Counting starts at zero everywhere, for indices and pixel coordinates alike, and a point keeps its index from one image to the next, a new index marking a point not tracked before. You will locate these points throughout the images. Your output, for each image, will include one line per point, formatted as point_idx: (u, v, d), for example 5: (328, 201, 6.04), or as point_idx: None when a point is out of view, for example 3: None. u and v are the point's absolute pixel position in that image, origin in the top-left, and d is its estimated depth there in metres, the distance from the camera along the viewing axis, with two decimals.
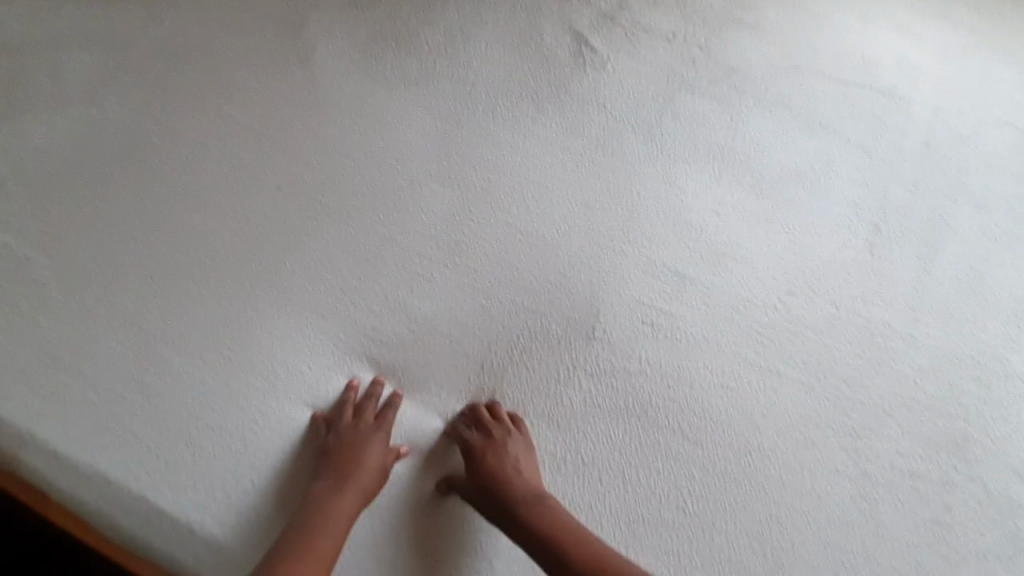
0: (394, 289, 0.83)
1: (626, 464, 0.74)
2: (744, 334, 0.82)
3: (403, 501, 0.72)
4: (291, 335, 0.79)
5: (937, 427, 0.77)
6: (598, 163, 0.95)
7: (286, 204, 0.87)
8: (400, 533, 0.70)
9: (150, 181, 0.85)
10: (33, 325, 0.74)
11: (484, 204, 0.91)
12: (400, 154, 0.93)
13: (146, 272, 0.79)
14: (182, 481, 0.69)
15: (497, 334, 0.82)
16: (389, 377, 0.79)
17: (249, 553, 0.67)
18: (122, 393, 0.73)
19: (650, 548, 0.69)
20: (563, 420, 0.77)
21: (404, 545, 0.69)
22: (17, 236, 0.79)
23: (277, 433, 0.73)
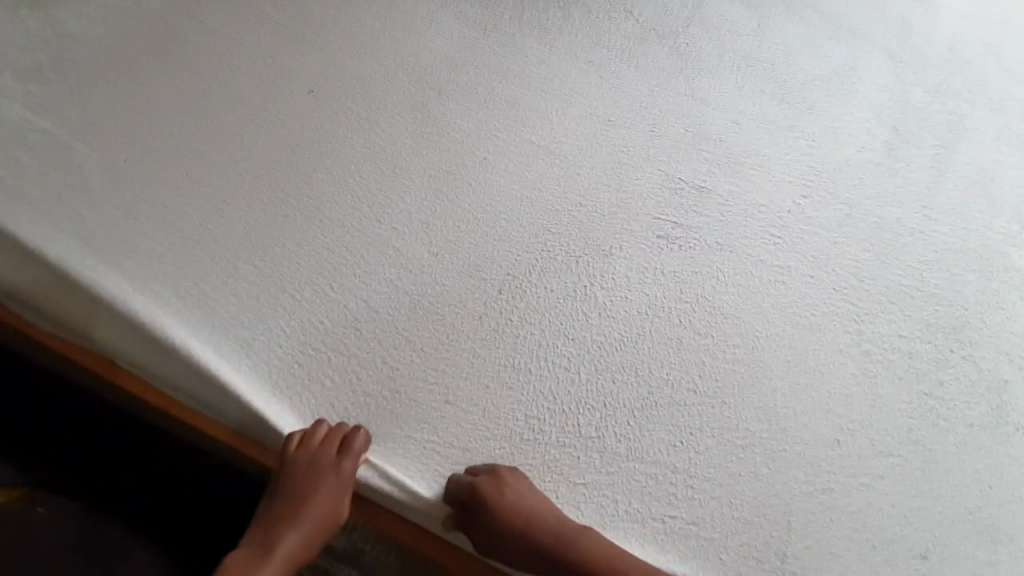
0: (413, 205, 0.82)
1: (636, 366, 0.75)
2: (758, 238, 0.83)
3: (423, 404, 0.72)
4: (320, 236, 0.78)
5: (939, 314, 0.83)
6: (625, 67, 0.95)
7: (317, 106, 0.87)
8: (423, 434, 0.71)
9: (189, 81, 0.85)
10: (79, 214, 0.76)
11: (509, 110, 0.90)
12: (429, 57, 0.93)
13: (183, 169, 0.80)
14: (222, 357, 0.71)
15: (517, 259, 0.80)
16: (404, 283, 0.77)
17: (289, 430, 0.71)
18: (161, 286, 0.74)
19: (663, 425, 0.73)
20: (577, 335, 0.76)
21: (427, 450, 0.71)
22: (63, 127, 0.80)
23: (303, 330, 0.74)
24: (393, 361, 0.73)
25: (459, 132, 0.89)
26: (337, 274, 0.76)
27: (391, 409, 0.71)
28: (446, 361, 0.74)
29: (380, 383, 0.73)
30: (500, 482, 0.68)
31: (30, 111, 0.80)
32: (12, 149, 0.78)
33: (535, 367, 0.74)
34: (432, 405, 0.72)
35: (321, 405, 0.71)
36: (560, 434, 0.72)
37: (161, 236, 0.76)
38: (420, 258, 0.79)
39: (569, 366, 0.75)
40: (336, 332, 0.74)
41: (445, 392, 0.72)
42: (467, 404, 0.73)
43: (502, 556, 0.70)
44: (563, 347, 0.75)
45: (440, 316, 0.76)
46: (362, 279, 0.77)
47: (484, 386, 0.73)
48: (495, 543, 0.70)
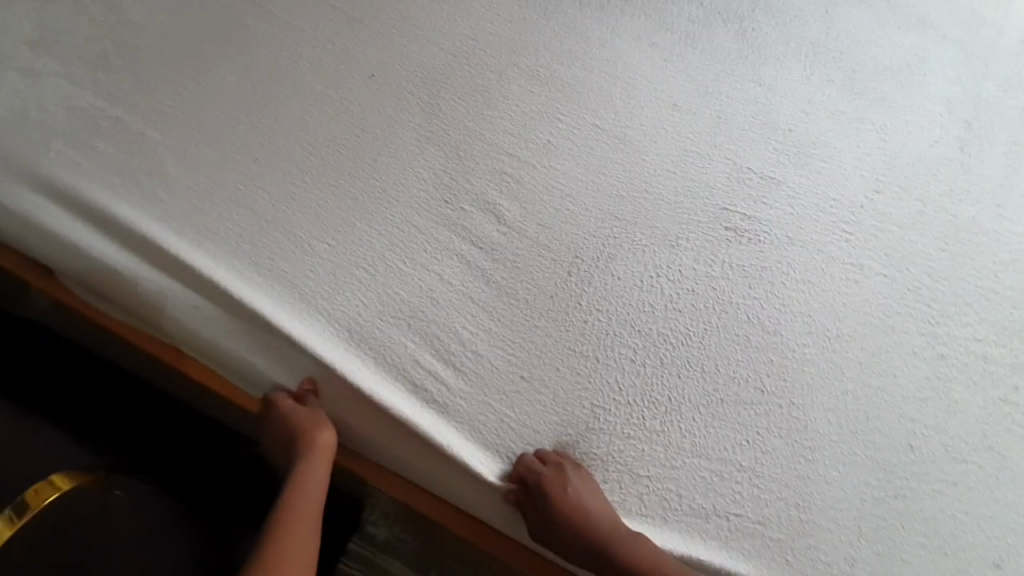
0: (482, 187, 0.84)
1: (706, 358, 0.75)
2: (831, 232, 0.83)
3: (496, 385, 0.73)
4: (390, 220, 0.80)
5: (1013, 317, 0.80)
6: (687, 58, 0.94)
7: (379, 92, 0.88)
8: (497, 414, 0.72)
9: (250, 65, 0.85)
10: (154, 200, 0.77)
11: (571, 101, 0.91)
12: (488, 46, 0.93)
13: (252, 154, 0.81)
14: (300, 347, 0.73)
15: (583, 243, 0.81)
16: (475, 268, 0.78)
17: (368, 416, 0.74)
18: (239, 270, 0.75)
19: (729, 424, 0.72)
20: (643, 326, 0.76)
21: (502, 429, 0.72)
22: (133, 113, 0.80)
23: (378, 312, 0.75)
24: (468, 341, 0.74)
25: (523, 123, 0.89)
26: (408, 257, 0.78)
27: (464, 389, 0.73)
28: (515, 348, 0.74)
29: (450, 365, 0.73)
30: (564, 471, 0.69)
31: (98, 97, 0.80)
32: (83, 133, 0.78)
33: (602, 357, 0.74)
34: (506, 381, 0.73)
35: (400, 384, 0.73)
36: (628, 427, 0.72)
37: (238, 219, 0.77)
38: (487, 248, 0.80)
39: (638, 354, 0.75)
40: (409, 317, 0.75)
41: (519, 370, 0.73)
42: (542, 386, 0.73)
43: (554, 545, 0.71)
44: (627, 337, 0.75)
45: (506, 305, 0.77)
46: (434, 256, 0.78)
47: (553, 373, 0.74)
48: (549, 531, 0.71)
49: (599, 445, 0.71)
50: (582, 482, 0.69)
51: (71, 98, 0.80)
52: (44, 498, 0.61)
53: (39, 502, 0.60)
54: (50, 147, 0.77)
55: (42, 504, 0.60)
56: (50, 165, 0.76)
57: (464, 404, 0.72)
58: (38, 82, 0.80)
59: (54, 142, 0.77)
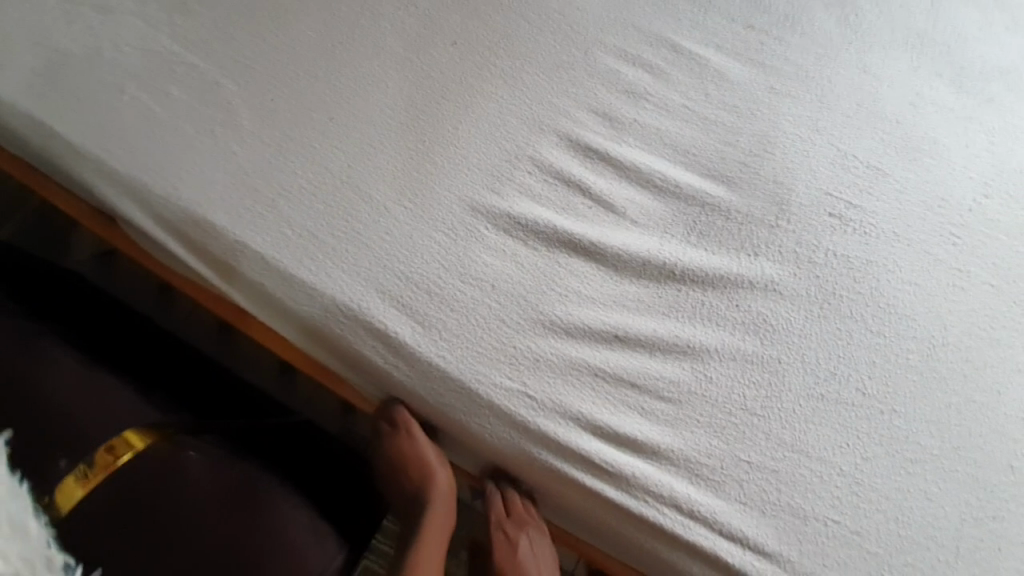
0: (567, 163, 0.80)
1: (806, 348, 0.72)
2: (935, 233, 0.79)
3: (586, 369, 0.69)
4: (473, 190, 0.75)
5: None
6: (786, 42, 0.89)
7: (462, 59, 0.84)
8: (585, 399, 0.68)
9: (331, 22, 0.82)
10: (228, 153, 0.72)
11: (660, 82, 0.86)
12: (576, 19, 0.88)
13: (329, 114, 0.76)
14: (376, 316, 0.69)
15: (675, 218, 0.78)
16: (563, 245, 0.74)
17: (444, 395, 0.69)
18: (313, 232, 0.71)
19: (829, 424, 0.69)
20: (745, 302, 0.73)
21: (591, 416, 0.68)
22: (211, 61, 0.76)
23: (462, 283, 0.71)
24: (553, 312, 0.71)
25: (608, 102, 0.84)
26: (494, 223, 0.74)
27: (546, 366, 0.69)
28: (603, 328, 0.71)
29: (537, 341, 0.69)
30: (636, 481, 0.66)
31: (175, 41, 0.76)
32: (158, 79, 0.74)
33: (701, 324, 0.72)
34: (597, 347, 0.70)
35: (485, 361, 0.68)
36: (723, 420, 0.68)
37: (312, 179, 0.73)
38: (571, 225, 0.75)
39: (735, 335, 0.72)
40: (492, 294, 0.70)
41: (614, 352, 0.70)
42: (632, 378, 0.69)
43: (616, 538, 0.68)
44: (726, 310, 0.73)
45: (593, 283, 0.73)
46: (516, 231, 0.74)
47: (645, 355, 0.70)
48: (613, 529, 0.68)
49: (691, 440, 0.67)
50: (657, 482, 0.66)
51: (148, 39, 0.75)
52: (118, 459, 0.60)
53: (113, 463, 0.60)
54: (124, 91, 0.73)
55: (112, 465, 0.60)
56: (122, 110, 0.72)
57: (552, 385, 0.68)
58: (115, 21, 0.76)
59: (128, 85, 0.73)
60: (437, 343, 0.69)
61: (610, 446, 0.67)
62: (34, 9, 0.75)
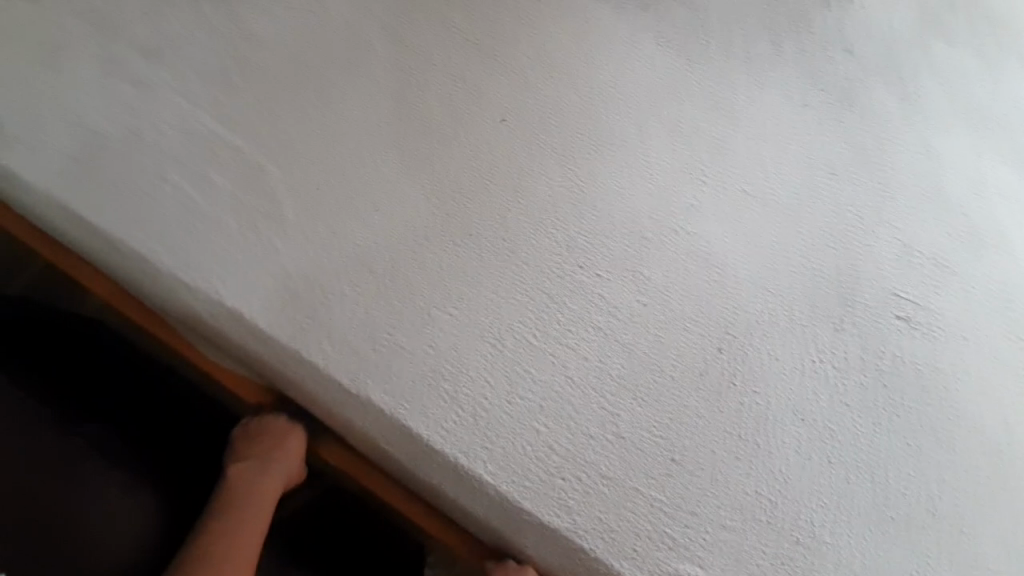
0: (623, 253, 0.76)
1: (873, 464, 0.69)
2: (1005, 334, 0.76)
3: (648, 488, 0.66)
4: (527, 285, 0.73)
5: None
6: (846, 123, 0.86)
7: (511, 135, 0.80)
8: (647, 521, 0.64)
9: (376, 97, 0.78)
10: (269, 248, 0.69)
11: (719, 162, 0.82)
12: (630, 91, 0.85)
13: (374, 202, 0.73)
14: (428, 429, 0.66)
15: (735, 316, 0.74)
16: (621, 347, 0.71)
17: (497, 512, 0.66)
18: (361, 336, 0.68)
19: (898, 549, 0.66)
20: (810, 414, 0.70)
21: (653, 541, 0.64)
22: (254, 143, 0.72)
23: (517, 391, 0.68)
24: (611, 424, 0.68)
25: (665, 184, 0.80)
26: (549, 324, 0.71)
27: (605, 484, 0.65)
28: (664, 441, 0.68)
29: (596, 455, 0.66)
30: None
31: (216, 121, 0.72)
32: (197, 163, 0.70)
33: (765, 437, 0.69)
34: (657, 464, 0.67)
35: (543, 477, 0.65)
36: (789, 549, 0.65)
37: (357, 277, 0.70)
38: (628, 326, 0.72)
39: (801, 451, 0.69)
40: (548, 403, 0.68)
41: (676, 468, 0.67)
42: (695, 498, 0.66)
43: None
44: (790, 423, 0.70)
45: (653, 391, 0.70)
46: (571, 331, 0.71)
47: (708, 471, 0.67)
48: None
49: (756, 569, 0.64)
50: None
51: (188, 119, 0.71)
52: None
53: None
54: (163, 178, 0.69)
55: None
56: (164, 199, 0.68)
57: (612, 505, 0.65)
58: (152, 98, 0.72)
59: (169, 172, 0.69)
60: (492, 459, 0.65)
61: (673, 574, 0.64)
62: (67, 84, 0.71)
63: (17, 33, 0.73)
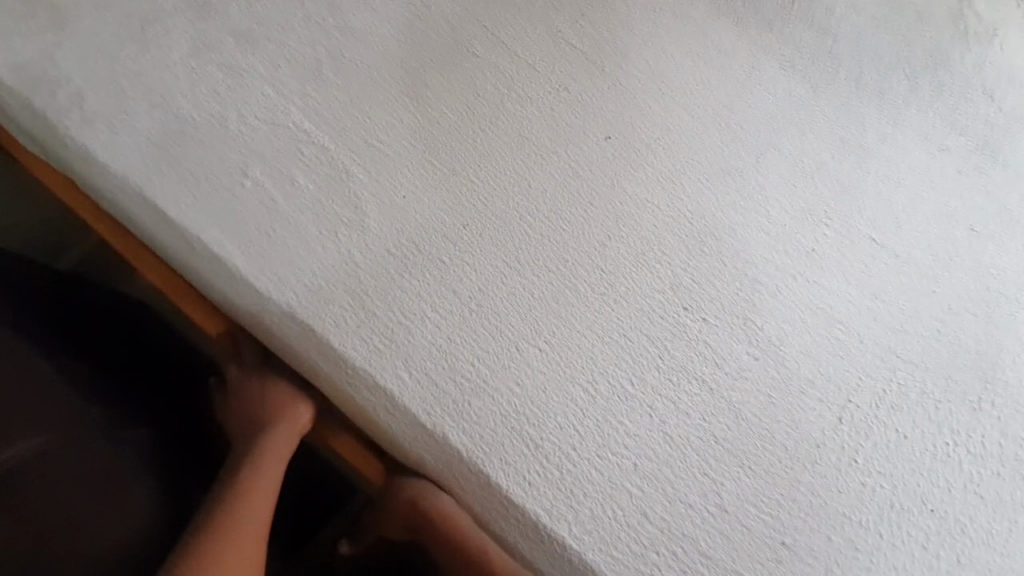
0: (732, 299, 0.68)
1: (1015, 573, 0.60)
2: None
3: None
4: (626, 329, 0.65)
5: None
6: (986, 175, 0.77)
7: (614, 157, 0.73)
8: None
9: (473, 103, 0.72)
10: (348, 260, 0.63)
11: (842, 205, 0.74)
12: (746, 119, 0.77)
13: (464, 219, 0.67)
14: (508, 479, 0.59)
15: (858, 383, 0.65)
16: (727, 406, 0.63)
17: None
18: (440, 367, 0.61)
19: None
20: (941, 506, 0.61)
21: None
22: (341, 142, 0.66)
23: (607, 445, 0.60)
24: (714, 493, 0.60)
25: (780, 225, 0.72)
26: (648, 373, 0.64)
27: (703, 563, 0.57)
28: (773, 521, 0.59)
29: (694, 528, 0.58)
30: None
31: (304, 115, 0.67)
32: (280, 159, 0.65)
33: (888, 527, 0.60)
34: (765, 548, 0.58)
35: (634, 549, 0.57)
36: None
37: (440, 301, 0.63)
38: (735, 383, 0.64)
39: (930, 549, 0.60)
40: (642, 462, 0.60)
41: (785, 554, 0.58)
42: None
43: None
44: (918, 514, 0.61)
45: (763, 461, 0.61)
46: (671, 381, 0.64)
47: (821, 561, 0.58)
48: None
49: None
50: None
51: (275, 110, 0.66)
52: None
53: None
54: (243, 172, 0.64)
55: None
56: (244, 197, 0.63)
57: None
58: (239, 84, 0.66)
59: (250, 167, 0.64)
60: (580, 524, 0.58)
61: None
62: (154, 61, 0.66)
63: (103, 3, 0.68)
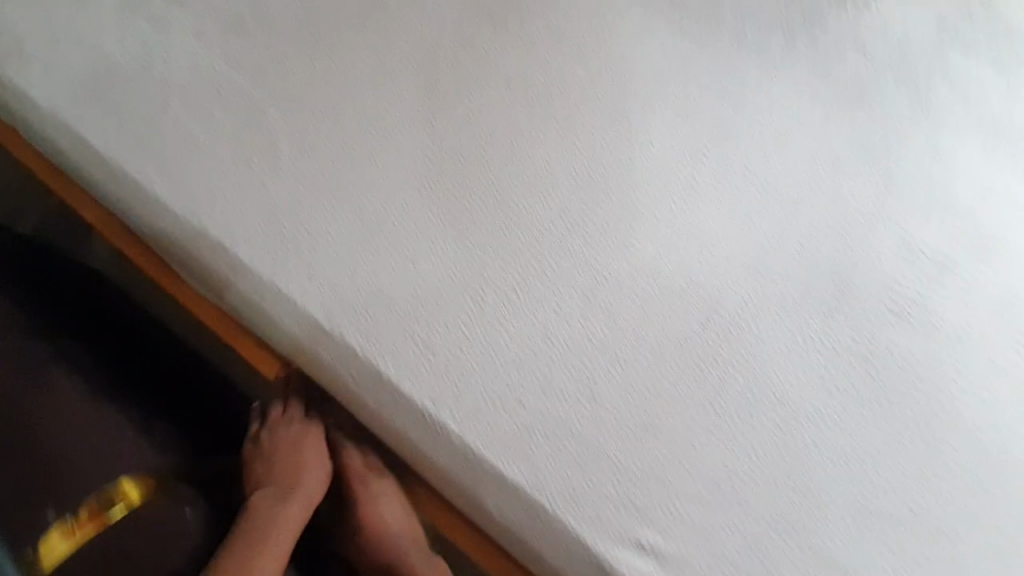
0: (615, 222, 0.75)
1: (857, 454, 0.66)
2: (1003, 337, 0.73)
3: (615, 454, 0.64)
4: (517, 250, 0.71)
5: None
6: (853, 118, 0.85)
7: (514, 99, 0.79)
8: (610, 488, 0.63)
9: (383, 50, 0.78)
10: (259, 183, 0.70)
11: (720, 144, 0.81)
12: (637, 72, 0.84)
13: (368, 150, 0.73)
14: (397, 372, 0.65)
15: (726, 293, 0.72)
16: (603, 313, 0.70)
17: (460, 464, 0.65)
18: (339, 278, 0.68)
19: (875, 542, 0.63)
20: (793, 397, 0.68)
21: (614, 509, 0.62)
22: (257, 83, 0.74)
23: (488, 345, 0.67)
24: (587, 384, 0.66)
25: (663, 160, 0.80)
26: (534, 285, 0.70)
27: (573, 444, 0.64)
28: (637, 408, 0.66)
29: (565, 415, 0.65)
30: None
31: (224, 60, 0.74)
32: (199, 96, 0.72)
33: (743, 415, 0.67)
34: (631, 432, 0.65)
35: (510, 432, 0.64)
36: (760, 528, 0.63)
37: (343, 222, 0.70)
38: (611, 293, 0.71)
39: (780, 433, 0.66)
40: (522, 359, 0.67)
41: (647, 436, 0.65)
42: (663, 469, 0.64)
43: None
44: (772, 403, 0.67)
45: (632, 359, 0.68)
46: (555, 291, 0.70)
47: (678, 444, 0.65)
48: None
49: (720, 545, 0.62)
50: None
51: (196, 54, 0.74)
52: (109, 512, 0.68)
53: (105, 517, 0.68)
54: (166, 106, 0.71)
55: (104, 519, 0.68)
56: (165, 128, 0.71)
57: (577, 468, 0.63)
58: (165, 33, 0.74)
59: (172, 102, 0.72)
60: (461, 411, 0.64)
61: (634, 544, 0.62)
62: (90, 16, 0.74)
63: None
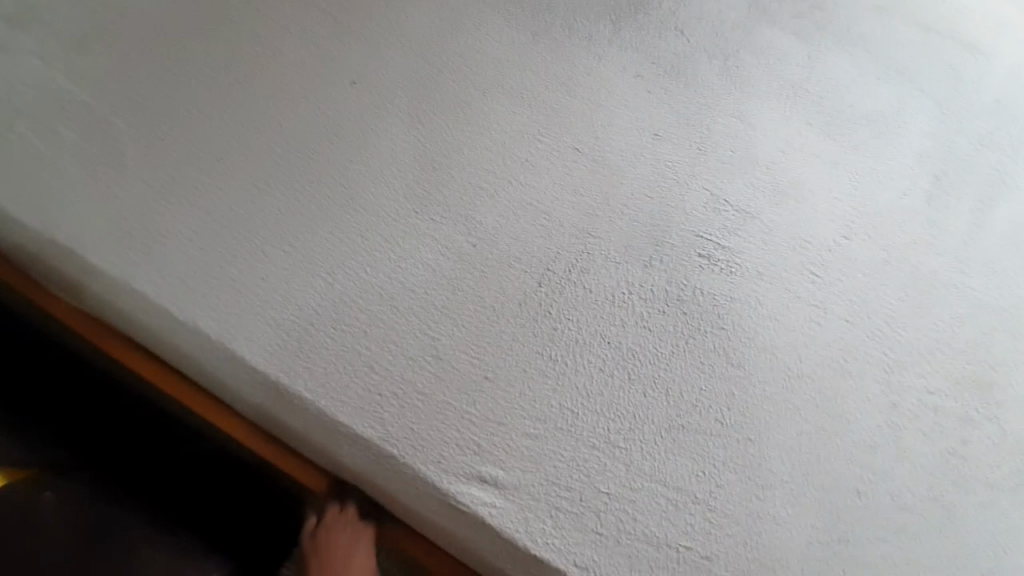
0: (456, 201, 0.82)
1: (670, 381, 0.76)
2: (798, 270, 0.83)
3: (455, 403, 0.73)
4: (362, 234, 0.79)
5: (1018, 385, 0.81)
6: (672, 92, 0.94)
7: (358, 97, 0.86)
8: (452, 432, 0.71)
9: (230, 62, 0.85)
10: (107, 192, 0.76)
11: (553, 124, 0.89)
12: (474, 64, 0.92)
13: (217, 154, 0.79)
14: (249, 351, 0.72)
15: (557, 256, 0.81)
16: (444, 283, 0.78)
17: (320, 426, 0.72)
18: (189, 272, 0.74)
19: (686, 453, 0.73)
20: (615, 338, 0.78)
21: (457, 450, 0.71)
22: (105, 101, 0.80)
23: (336, 320, 0.74)
24: (430, 346, 0.75)
25: (499, 142, 0.87)
26: (379, 264, 0.77)
27: (417, 399, 0.72)
28: (475, 362, 0.75)
29: (410, 374, 0.73)
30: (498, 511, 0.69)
31: (70, 82, 0.80)
32: (47, 117, 0.78)
33: (571, 359, 0.76)
34: (470, 382, 0.74)
35: (360, 394, 0.72)
36: (586, 453, 0.72)
37: (193, 222, 0.76)
38: (450, 265, 0.79)
39: (603, 370, 0.76)
40: (368, 330, 0.74)
41: (485, 385, 0.74)
42: (499, 412, 0.73)
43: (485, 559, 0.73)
44: (596, 345, 0.77)
45: (470, 320, 0.77)
46: (399, 268, 0.78)
47: (513, 389, 0.74)
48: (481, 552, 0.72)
49: (551, 470, 0.71)
50: (517, 510, 0.69)
51: (42, 79, 0.80)
52: None
53: None
54: (13, 130, 0.77)
55: None
56: (13, 149, 0.76)
57: (422, 419, 0.72)
58: (12, 61, 0.80)
59: (18, 125, 0.78)
60: (314, 380, 0.72)
61: (475, 478, 0.70)
62: None
63: None
